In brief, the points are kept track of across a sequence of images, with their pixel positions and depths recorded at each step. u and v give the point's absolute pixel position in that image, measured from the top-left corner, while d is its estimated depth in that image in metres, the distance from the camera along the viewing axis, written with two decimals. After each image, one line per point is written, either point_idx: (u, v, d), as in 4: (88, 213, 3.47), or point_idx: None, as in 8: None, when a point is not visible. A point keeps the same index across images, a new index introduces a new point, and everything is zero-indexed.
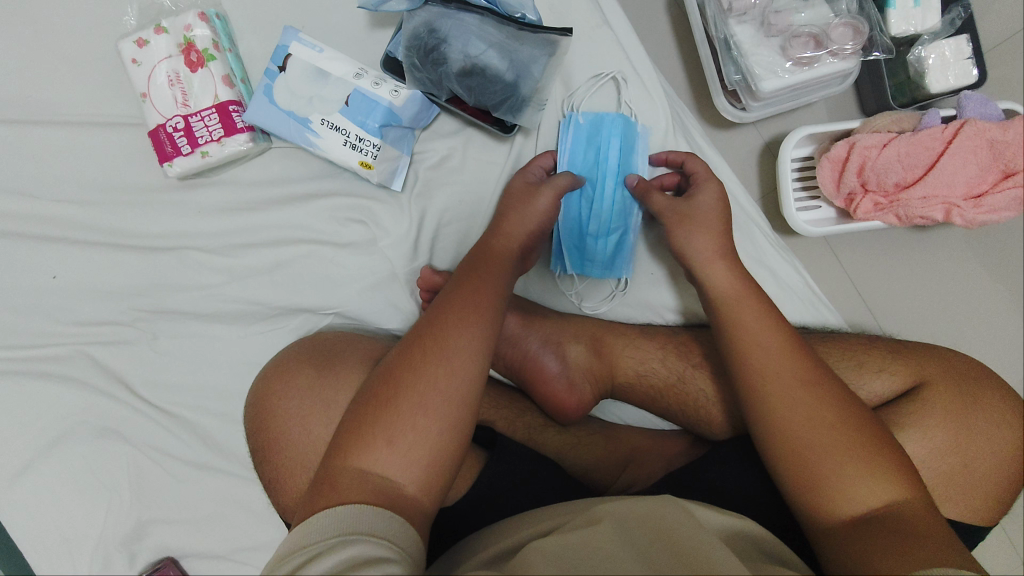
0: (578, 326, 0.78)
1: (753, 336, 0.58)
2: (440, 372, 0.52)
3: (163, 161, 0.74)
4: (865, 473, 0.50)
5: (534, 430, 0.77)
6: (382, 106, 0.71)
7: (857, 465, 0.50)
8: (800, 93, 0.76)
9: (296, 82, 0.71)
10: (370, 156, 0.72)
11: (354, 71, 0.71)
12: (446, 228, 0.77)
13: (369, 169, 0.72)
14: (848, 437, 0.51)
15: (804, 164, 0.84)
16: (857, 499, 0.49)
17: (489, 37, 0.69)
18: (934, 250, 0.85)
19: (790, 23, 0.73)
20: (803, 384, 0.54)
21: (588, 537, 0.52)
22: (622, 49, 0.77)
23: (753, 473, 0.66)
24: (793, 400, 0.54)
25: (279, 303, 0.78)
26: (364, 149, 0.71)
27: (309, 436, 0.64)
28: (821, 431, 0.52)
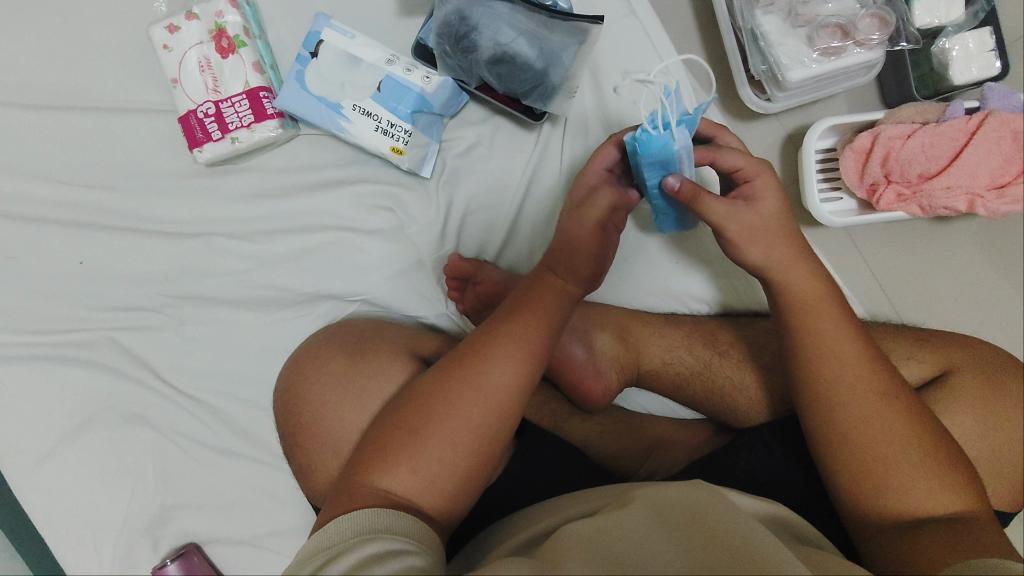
0: (604, 315, 0.79)
1: (829, 348, 0.57)
2: (466, 395, 0.53)
3: (193, 147, 0.74)
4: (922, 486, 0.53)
5: (560, 418, 0.78)
6: (413, 92, 0.72)
7: (917, 478, 0.53)
8: (824, 84, 0.76)
9: (327, 68, 0.72)
10: (402, 142, 0.72)
11: (386, 57, 0.72)
12: (472, 216, 0.78)
13: (400, 154, 0.73)
14: (912, 450, 0.53)
15: (827, 155, 0.85)
16: (914, 505, 0.53)
17: (519, 25, 0.68)
18: (953, 241, 0.86)
19: (817, 13, 0.74)
20: (874, 397, 0.55)
21: (623, 523, 0.52)
22: (649, 39, 0.77)
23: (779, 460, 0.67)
24: (866, 414, 0.54)
25: (305, 289, 0.78)
26: (396, 135, 0.72)
27: (335, 426, 0.64)
28: (888, 446, 0.54)
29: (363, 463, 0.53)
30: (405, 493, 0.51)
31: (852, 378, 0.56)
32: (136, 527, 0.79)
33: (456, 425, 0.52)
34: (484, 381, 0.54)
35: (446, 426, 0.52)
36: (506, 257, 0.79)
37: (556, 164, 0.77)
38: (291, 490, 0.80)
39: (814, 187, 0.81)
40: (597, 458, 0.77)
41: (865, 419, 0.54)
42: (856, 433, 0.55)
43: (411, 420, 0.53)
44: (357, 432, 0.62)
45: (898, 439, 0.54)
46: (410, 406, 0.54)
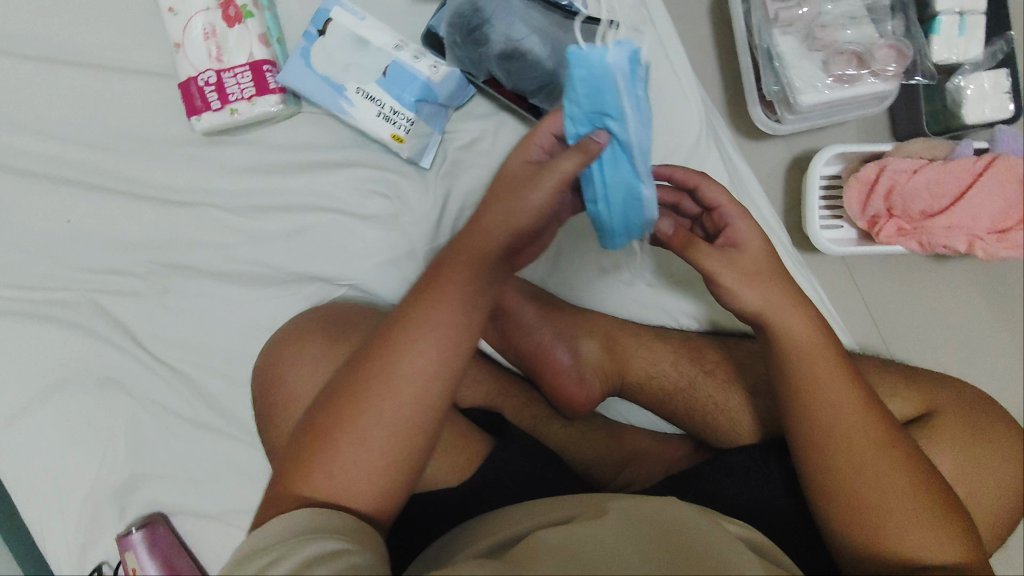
0: (593, 321, 0.78)
1: (832, 388, 0.57)
2: (386, 394, 0.50)
3: (191, 114, 0.73)
4: (907, 533, 0.53)
5: (540, 421, 0.78)
6: (419, 80, 0.70)
7: (918, 525, 0.53)
8: (834, 111, 0.75)
9: (334, 48, 0.71)
10: (404, 130, 0.71)
11: (394, 43, 0.71)
12: (469, 211, 0.77)
13: (400, 143, 0.72)
14: (908, 497, 0.54)
15: (832, 182, 0.84)
16: (915, 552, 0.53)
17: (533, 22, 0.68)
18: (943, 281, 0.86)
19: (836, 39, 0.72)
20: (871, 441, 0.55)
21: (592, 531, 0.52)
22: (663, 47, 0.76)
23: (756, 483, 0.67)
24: (866, 460, 0.55)
25: (294, 268, 0.77)
26: (397, 122, 0.71)
27: (308, 395, 0.64)
28: (885, 490, 0.54)
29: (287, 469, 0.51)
30: (318, 496, 0.49)
31: (849, 419, 0.56)
32: (101, 494, 0.78)
33: (378, 417, 0.49)
34: (394, 375, 0.50)
35: (360, 429, 0.49)
36: None
37: None
38: (262, 469, 0.79)
39: (816, 214, 0.80)
40: (573, 465, 0.77)
41: (858, 459, 0.55)
42: (847, 479, 0.55)
43: (340, 412, 0.50)
44: None
45: (895, 487, 0.54)
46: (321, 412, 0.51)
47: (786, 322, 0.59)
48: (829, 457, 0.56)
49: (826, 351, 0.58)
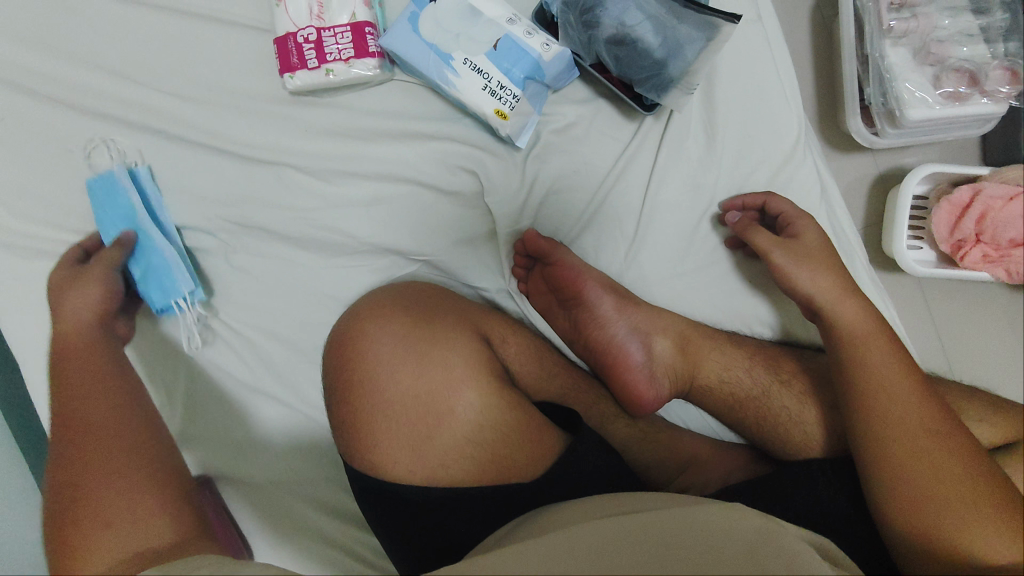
0: (669, 319, 0.76)
1: (887, 375, 0.60)
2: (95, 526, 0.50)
3: (285, 72, 0.71)
4: (970, 520, 0.52)
5: (607, 419, 0.76)
6: (530, 57, 0.68)
7: (981, 521, 0.52)
8: (937, 129, 0.74)
9: (444, 15, 0.68)
10: (508, 106, 0.69)
11: (507, 16, 0.69)
12: (554, 197, 0.75)
13: (503, 119, 0.69)
14: (968, 489, 0.53)
15: (918, 203, 0.82)
16: (981, 550, 0.51)
17: (647, 9, 0.67)
18: (1010, 311, 0.86)
19: (949, 55, 0.71)
20: (928, 426, 0.56)
21: (665, 519, 0.50)
22: (769, 49, 0.74)
23: (830, 494, 0.65)
24: (920, 447, 0.55)
25: (370, 239, 0.75)
26: (503, 98, 0.69)
27: (388, 374, 0.62)
28: (941, 479, 0.54)
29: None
30: None
31: (904, 403, 0.58)
32: None
33: None
34: (93, 488, 0.59)
35: None
36: (579, 243, 0.76)
37: (647, 160, 0.75)
38: (315, 443, 0.77)
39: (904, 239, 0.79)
40: (631, 463, 0.77)
41: (913, 440, 0.56)
42: (900, 464, 0.56)
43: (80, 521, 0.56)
44: (402, 394, 0.61)
45: (953, 473, 0.54)
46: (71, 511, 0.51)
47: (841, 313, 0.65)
48: (885, 438, 0.57)
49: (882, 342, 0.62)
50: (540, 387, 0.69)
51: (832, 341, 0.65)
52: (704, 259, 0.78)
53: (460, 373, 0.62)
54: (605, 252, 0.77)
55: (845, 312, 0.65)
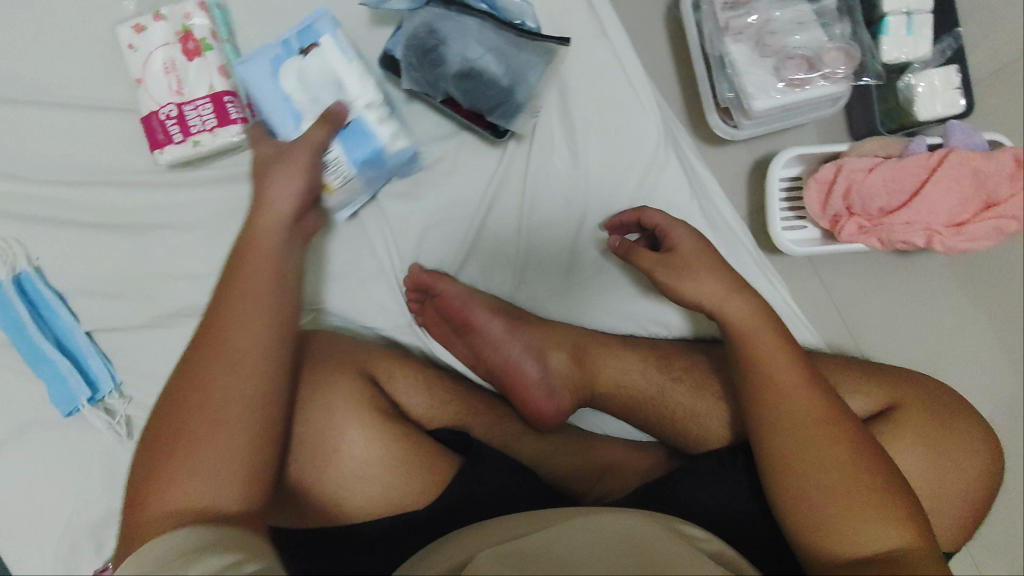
0: (562, 332, 0.78)
1: (774, 363, 0.60)
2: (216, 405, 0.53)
3: (154, 148, 0.73)
4: (861, 523, 0.53)
5: (512, 437, 0.78)
6: (374, 144, 0.71)
7: (871, 512, 0.53)
8: (790, 114, 0.76)
9: (283, 97, 0.71)
10: (336, 184, 0.71)
11: (370, 100, 0.71)
12: (433, 230, 0.78)
13: (329, 194, 0.72)
14: (859, 481, 0.54)
15: (793, 184, 0.85)
16: (868, 541, 0.53)
17: (486, 41, 0.70)
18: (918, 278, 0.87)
19: (784, 44, 0.74)
20: (820, 425, 0.57)
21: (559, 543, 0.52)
22: (618, 61, 0.77)
23: (724, 490, 0.68)
24: (808, 438, 0.56)
25: None
26: (333, 171, 0.71)
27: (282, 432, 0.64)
28: (827, 472, 0.55)
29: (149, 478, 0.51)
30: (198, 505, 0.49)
31: (798, 402, 0.58)
32: (76, 531, 0.77)
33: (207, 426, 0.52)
34: (211, 396, 0.53)
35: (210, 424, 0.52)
36: (467, 271, 0.79)
37: (518, 182, 0.78)
38: None
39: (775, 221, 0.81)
40: (548, 478, 0.78)
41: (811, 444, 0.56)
42: (786, 460, 0.56)
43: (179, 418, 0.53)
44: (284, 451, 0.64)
45: (844, 477, 0.54)
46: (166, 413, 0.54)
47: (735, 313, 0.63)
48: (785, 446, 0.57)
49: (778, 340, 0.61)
50: (432, 417, 0.72)
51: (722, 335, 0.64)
52: (590, 269, 0.80)
53: (347, 423, 0.65)
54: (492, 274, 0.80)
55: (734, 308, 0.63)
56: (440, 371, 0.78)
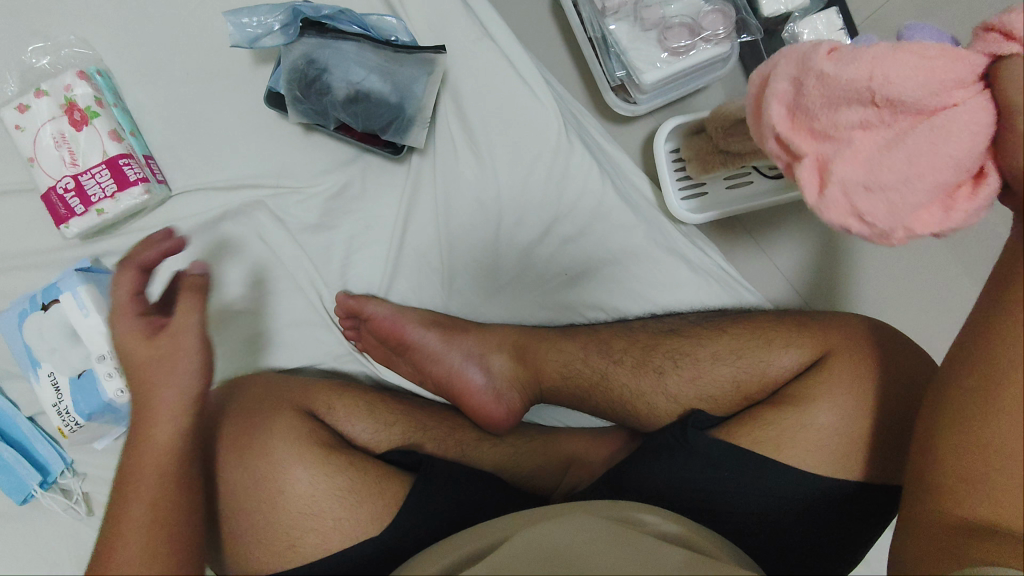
0: (501, 334, 0.78)
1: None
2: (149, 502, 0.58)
3: (59, 224, 0.73)
4: (1002, 502, 0.47)
5: (468, 445, 0.76)
6: (99, 399, 0.71)
7: (1006, 484, 0.47)
8: (681, 83, 0.78)
9: (46, 329, 0.71)
10: (104, 374, 0.70)
11: (98, 354, 0.70)
12: (356, 254, 0.79)
13: (66, 436, 0.73)
14: (1018, 466, 0.47)
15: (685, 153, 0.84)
16: (1010, 516, 0.47)
17: (368, 63, 0.71)
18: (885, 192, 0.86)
19: (661, 16, 0.75)
20: None
21: (510, 554, 0.52)
22: (506, 59, 0.77)
23: (690, 460, 0.65)
24: (1020, 415, 0.46)
25: (200, 350, 0.78)
26: (64, 420, 0.72)
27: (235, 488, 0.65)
28: (1011, 450, 0.47)
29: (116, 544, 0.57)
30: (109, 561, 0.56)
31: (980, 395, 0.48)
32: None
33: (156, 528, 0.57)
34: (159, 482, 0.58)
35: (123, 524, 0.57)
36: (396, 290, 0.79)
37: (430, 193, 0.78)
38: None
39: (673, 192, 0.82)
40: (513, 481, 0.77)
41: (952, 444, 0.49)
42: (971, 448, 0.48)
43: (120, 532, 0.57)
44: (235, 496, 0.65)
45: (1013, 469, 0.46)
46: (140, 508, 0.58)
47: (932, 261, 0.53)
48: (941, 450, 0.50)
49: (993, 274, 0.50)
50: (381, 442, 0.72)
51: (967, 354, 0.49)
52: (518, 267, 0.80)
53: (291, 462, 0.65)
54: (421, 288, 0.80)
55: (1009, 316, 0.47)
56: (387, 394, 0.78)
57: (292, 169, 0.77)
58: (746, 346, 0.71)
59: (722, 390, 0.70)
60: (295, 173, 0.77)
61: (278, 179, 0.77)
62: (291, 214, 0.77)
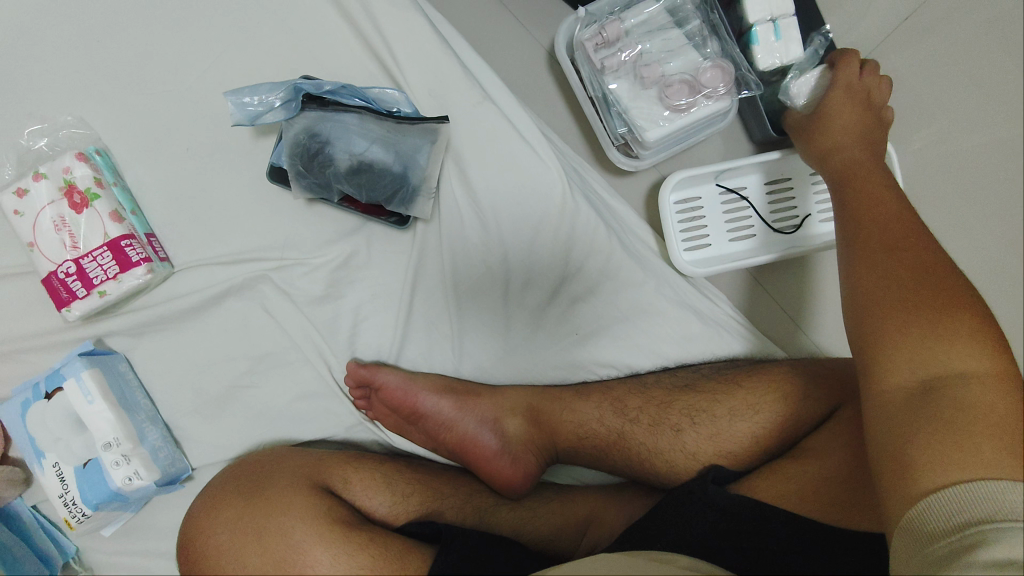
0: (514, 396, 0.77)
1: (872, 199, 0.64)
2: (255, 548, 0.65)
3: (61, 307, 0.71)
4: (941, 342, 0.50)
5: (486, 510, 0.76)
6: (108, 488, 0.68)
7: (937, 341, 0.51)
8: (684, 137, 0.77)
9: (50, 418, 0.69)
10: (113, 461, 0.68)
11: (106, 440, 0.69)
12: (364, 322, 0.78)
13: (73, 527, 0.70)
14: (940, 304, 0.52)
15: (684, 207, 0.85)
16: (953, 368, 0.49)
17: (370, 134, 0.71)
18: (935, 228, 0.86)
19: (661, 73, 0.75)
20: (937, 293, 0.53)
21: None
22: (507, 120, 0.77)
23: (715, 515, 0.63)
24: (878, 265, 0.57)
25: (209, 428, 0.77)
26: (72, 510, 0.69)
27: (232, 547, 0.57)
28: (895, 286, 0.55)
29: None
30: None
31: (928, 298, 0.53)
32: None
33: (218, 555, 0.65)
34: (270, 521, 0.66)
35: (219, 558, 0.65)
36: (406, 357, 0.78)
37: (437, 256, 0.77)
38: None
39: (677, 243, 0.81)
40: (531, 544, 0.76)
41: (887, 327, 0.54)
42: (891, 330, 0.53)
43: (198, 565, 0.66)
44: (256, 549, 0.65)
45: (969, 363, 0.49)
46: (242, 556, 0.65)
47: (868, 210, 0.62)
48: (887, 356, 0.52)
49: (904, 230, 0.59)
50: (398, 513, 0.71)
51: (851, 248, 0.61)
52: (528, 329, 0.80)
53: (314, 541, 0.64)
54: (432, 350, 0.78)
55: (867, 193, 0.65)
56: (401, 463, 0.77)
57: (296, 240, 0.76)
58: (761, 396, 0.71)
59: (740, 446, 0.70)
60: (299, 243, 0.76)
61: (283, 250, 0.76)
62: (297, 285, 0.76)
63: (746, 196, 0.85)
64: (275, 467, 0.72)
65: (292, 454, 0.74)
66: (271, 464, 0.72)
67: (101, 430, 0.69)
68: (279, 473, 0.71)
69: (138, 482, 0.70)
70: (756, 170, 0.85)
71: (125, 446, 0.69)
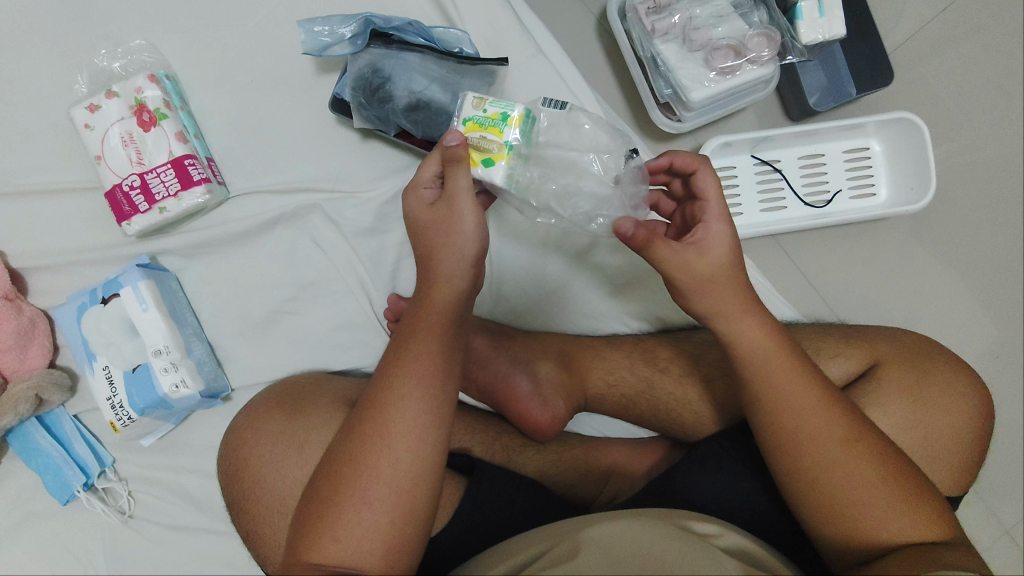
0: (546, 343, 0.80)
1: (726, 300, 0.56)
2: (295, 462, 0.66)
3: (121, 221, 0.74)
4: (885, 509, 0.51)
5: (513, 451, 0.78)
6: (155, 394, 0.71)
7: (886, 495, 0.51)
8: (726, 101, 0.81)
9: (104, 324, 0.73)
10: (164, 367, 0.71)
11: (157, 346, 0.71)
12: (406, 259, 0.80)
13: (119, 430, 0.74)
14: (857, 442, 0.53)
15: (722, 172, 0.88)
16: (897, 532, 0.51)
17: (430, 73, 0.73)
18: (962, 212, 0.89)
19: (709, 38, 0.78)
20: (853, 435, 0.53)
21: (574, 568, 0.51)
22: (557, 73, 0.80)
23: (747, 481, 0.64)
24: (794, 397, 0.54)
25: (251, 350, 0.80)
26: (120, 414, 0.73)
27: (448, 412, 0.54)
28: (831, 440, 0.53)
29: (238, 507, 0.68)
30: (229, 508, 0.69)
31: (827, 445, 0.53)
32: None
33: (263, 470, 0.67)
34: (309, 439, 0.66)
35: (262, 483, 0.67)
36: None
37: None
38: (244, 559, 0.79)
39: None
40: (555, 488, 0.77)
41: (827, 460, 0.52)
42: (815, 459, 0.53)
43: (242, 482, 0.68)
44: (298, 472, 0.65)
45: (875, 478, 0.52)
46: (284, 473, 0.66)
47: (750, 362, 0.56)
48: (812, 497, 0.53)
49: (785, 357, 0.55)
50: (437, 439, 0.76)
51: (739, 363, 0.56)
52: (562, 278, 0.84)
53: None
54: None
55: (735, 324, 0.56)
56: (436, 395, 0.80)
57: (348, 175, 0.79)
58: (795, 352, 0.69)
59: None
60: (351, 178, 0.79)
61: (335, 184, 0.79)
62: (346, 217, 0.79)
63: (779, 167, 0.89)
64: (312, 395, 0.71)
65: (328, 382, 0.75)
66: (310, 390, 0.72)
67: (150, 338, 0.72)
68: (320, 399, 0.70)
69: (184, 391, 0.72)
70: (792, 143, 0.88)
71: (174, 354, 0.72)
